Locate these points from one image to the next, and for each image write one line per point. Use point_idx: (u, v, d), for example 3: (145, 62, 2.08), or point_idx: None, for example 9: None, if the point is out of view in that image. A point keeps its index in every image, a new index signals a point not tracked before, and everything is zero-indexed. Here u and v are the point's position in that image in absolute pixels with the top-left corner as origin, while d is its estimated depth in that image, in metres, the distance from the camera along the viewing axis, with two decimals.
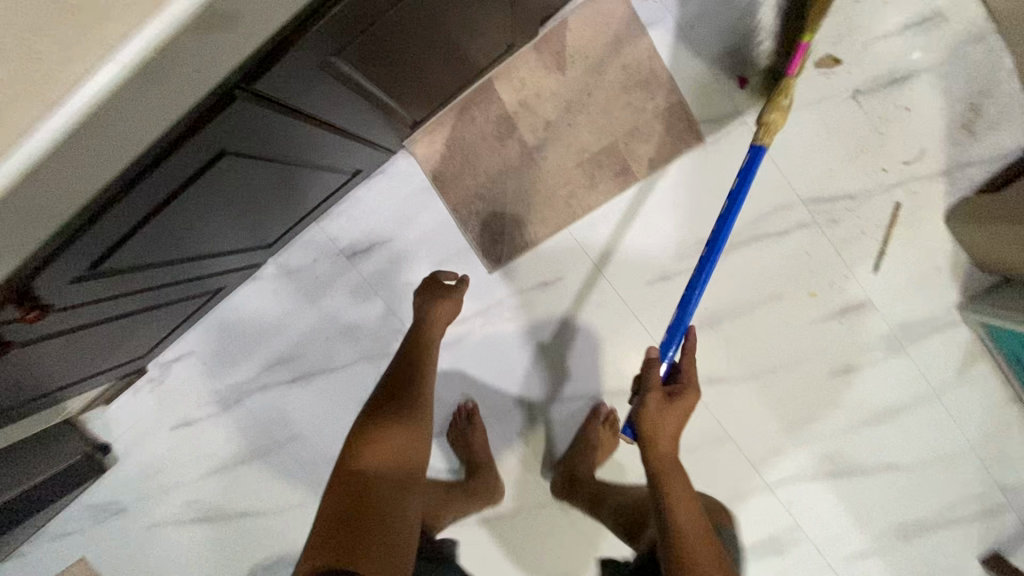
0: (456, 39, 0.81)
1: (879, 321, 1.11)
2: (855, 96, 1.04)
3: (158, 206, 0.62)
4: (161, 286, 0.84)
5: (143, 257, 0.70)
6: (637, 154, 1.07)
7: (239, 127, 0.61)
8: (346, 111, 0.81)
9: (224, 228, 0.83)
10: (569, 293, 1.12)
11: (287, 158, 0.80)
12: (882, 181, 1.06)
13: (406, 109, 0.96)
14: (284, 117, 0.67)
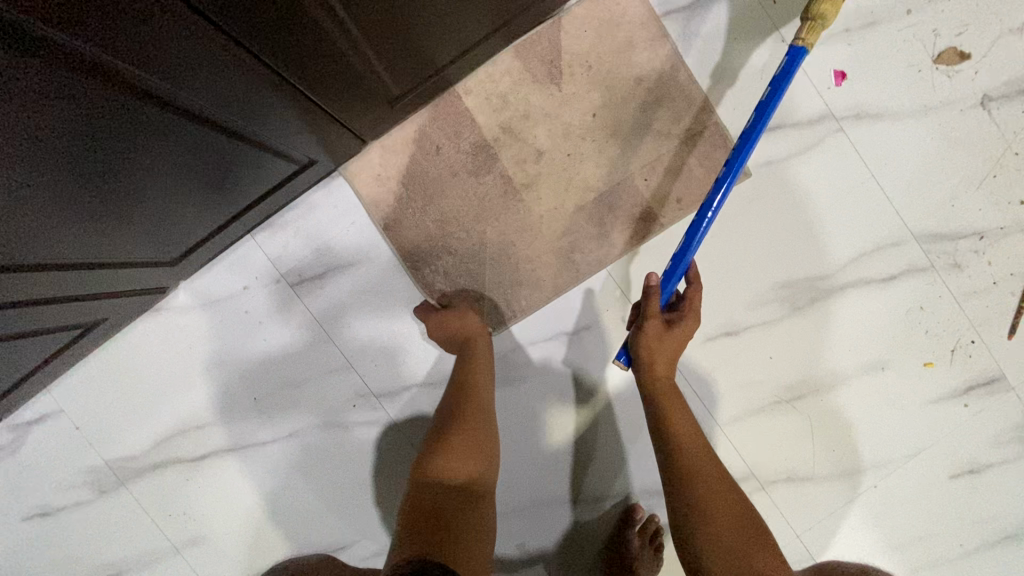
0: None
1: (1017, 405, 0.82)
2: (984, 104, 0.78)
3: (82, 172, 0.48)
4: (97, 296, 0.68)
5: (68, 250, 0.55)
6: (697, 162, 0.79)
7: (184, 70, 0.48)
8: (313, 68, 0.58)
9: (177, 223, 0.67)
10: (599, 348, 0.82)
11: (257, 142, 0.63)
12: (1020, 217, 0.80)
13: (388, 78, 0.68)
14: (249, 76, 0.53)
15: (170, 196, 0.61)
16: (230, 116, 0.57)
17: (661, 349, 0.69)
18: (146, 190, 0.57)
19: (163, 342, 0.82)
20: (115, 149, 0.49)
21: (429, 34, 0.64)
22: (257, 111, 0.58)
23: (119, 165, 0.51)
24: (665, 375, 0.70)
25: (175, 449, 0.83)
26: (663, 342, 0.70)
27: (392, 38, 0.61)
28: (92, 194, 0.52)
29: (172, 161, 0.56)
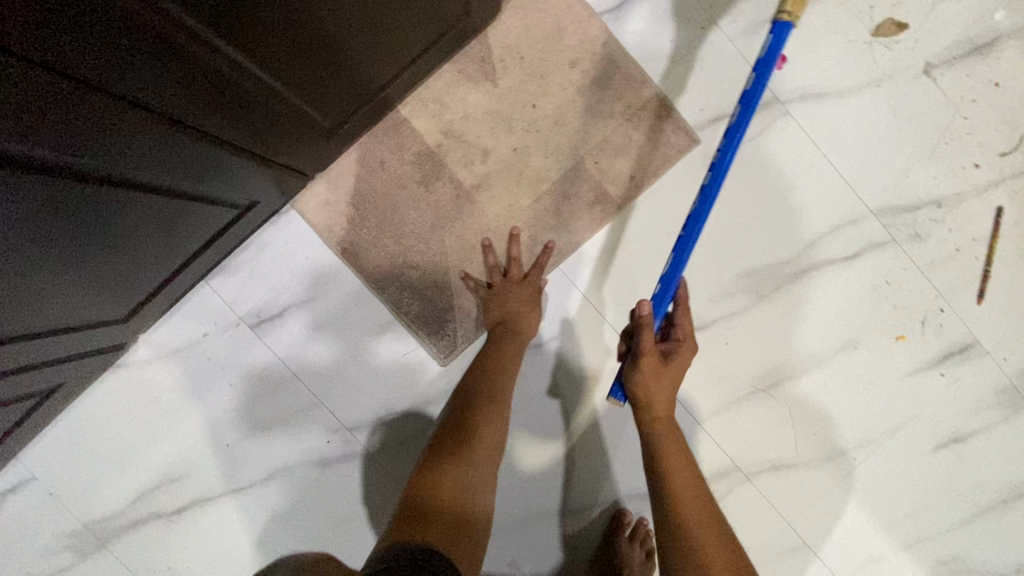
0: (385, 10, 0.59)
1: (993, 369, 0.82)
2: (927, 72, 0.78)
3: (45, 258, 0.49)
4: (62, 360, 0.68)
5: (34, 325, 0.56)
6: (647, 159, 0.78)
7: (136, 149, 0.49)
8: (253, 121, 0.59)
9: (137, 283, 0.68)
10: (570, 356, 0.81)
11: (209, 198, 0.64)
12: (974, 181, 0.80)
13: (324, 113, 0.68)
14: (198, 143, 0.55)
15: (129, 260, 0.62)
16: (182, 180, 0.58)
17: (659, 385, 0.66)
18: (105, 259, 0.58)
19: (130, 396, 0.81)
20: (74, 230, 0.50)
21: (357, 64, 0.63)
22: (199, 167, 0.58)
23: (77, 243, 0.52)
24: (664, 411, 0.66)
25: (153, 504, 0.82)
26: (661, 378, 0.66)
27: (318, 76, 0.61)
28: (54, 274, 0.52)
29: (125, 228, 0.56)
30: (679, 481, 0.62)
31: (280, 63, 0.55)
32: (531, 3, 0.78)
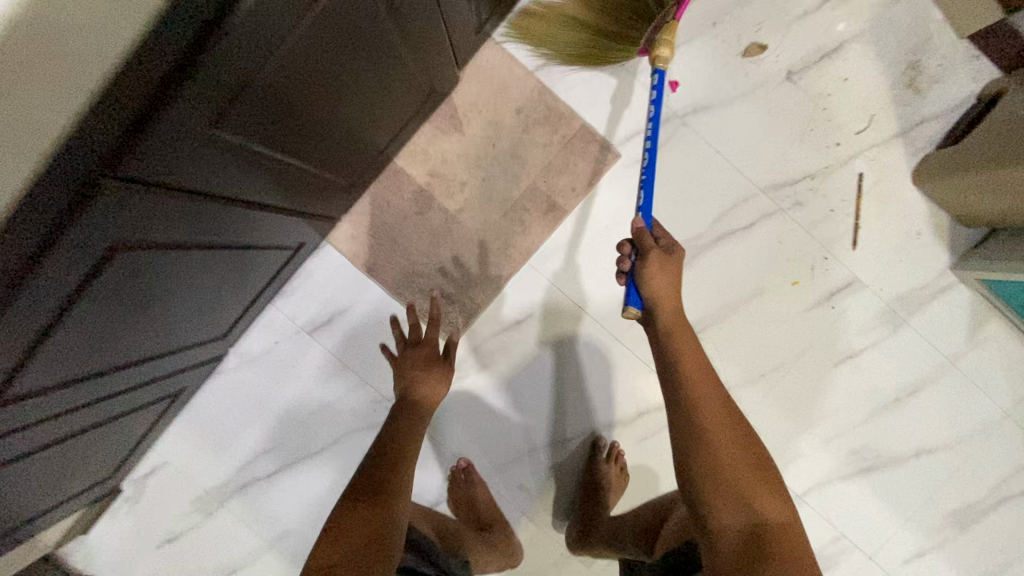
0: (381, 93, 0.80)
1: (872, 297, 1.06)
2: (790, 78, 1.02)
3: (182, 301, 0.74)
4: (178, 372, 0.95)
5: (167, 346, 0.82)
6: (582, 173, 1.05)
7: (238, 227, 0.73)
8: (301, 188, 0.83)
9: (225, 310, 0.94)
10: (546, 326, 1.07)
11: (269, 243, 0.89)
12: (838, 156, 1.03)
13: (344, 171, 0.93)
14: (271, 213, 0.79)
15: (222, 295, 0.87)
16: (259, 238, 0.83)
17: (675, 311, 0.73)
18: (210, 298, 0.83)
19: (226, 395, 1.10)
20: (199, 283, 0.75)
21: (364, 142, 0.90)
22: (268, 227, 0.82)
23: (198, 291, 0.77)
24: (682, 337, 0.71)
25: (253, 472, 1.11)
26: (674, 334, 0.71)
27: (337, 147, 0.81)
28: (185, 311, 0.78)
29: (224, 275, 0.81)
30: (724, 439, 0.64)
31: (314, 151, 0.75)
32: (482, 67, 1.04)
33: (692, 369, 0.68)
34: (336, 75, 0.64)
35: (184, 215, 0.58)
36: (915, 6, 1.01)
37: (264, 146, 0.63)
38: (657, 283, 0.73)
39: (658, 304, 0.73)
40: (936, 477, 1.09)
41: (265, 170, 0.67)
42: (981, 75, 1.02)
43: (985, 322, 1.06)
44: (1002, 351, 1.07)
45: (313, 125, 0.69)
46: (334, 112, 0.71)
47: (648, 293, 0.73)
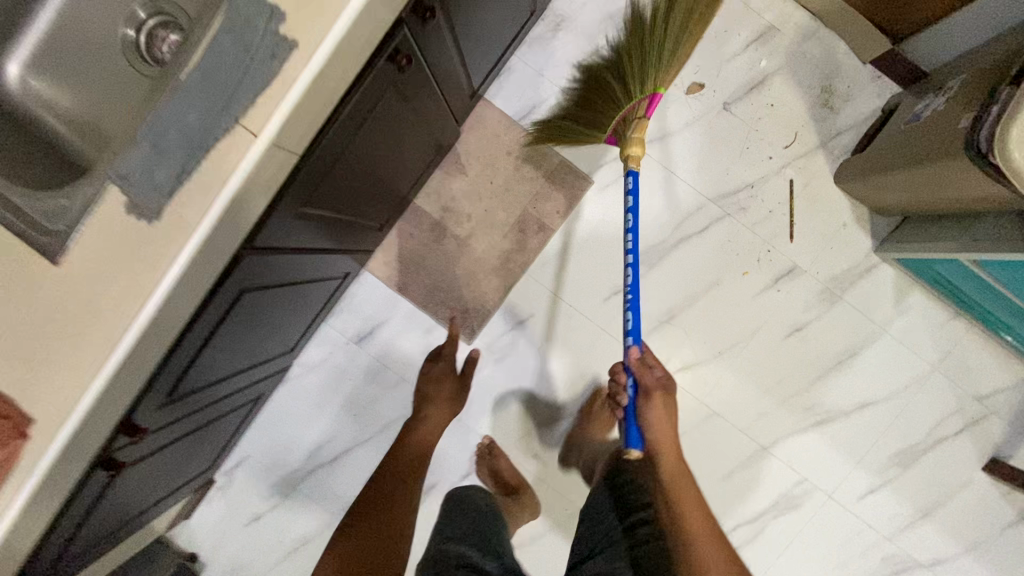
0: (402, 153, 1.02)
1: (811, 280, 1.29)
2: (726, 108, 1.26)
3: (263, 323, 0.99)
4: (257, 381, 1.20)
5: (251, 359, 1.06)
6: (563, 199, 1.30)
7: (304, 266, 0.96)
8: (347, 231, 1.06)
9: (292, 330, 1.18)
10: (545, 323, 1.33)
11: (325, 275, 1.13)
12: (772, 167, 1.27)
13: (377, 212, 1.17)
14: (326, 253, 1.02)
15: (290, 318, 1.12)
16: (317, 272, 1.06)
17: (668, 438, 0.90)
18: (282, 320, 1.08)
19: (292, 399, 1.36)
20: (275, 309, 0.99)
21: (395, 188, 1.16)
22: (324, 263, 1.06)
23: (274, 315, 1.01)
24: (671, 462, 0.89)
25: (318, 458, 1.37)
26: (675, 481, 0.89)
27: (371, 195, 1.04)
28: (265, 330, 1.03)
29: (292, 302, 1.05)
30: (702, 539, 0.83)
31: (354, 203, 0.98)
32: (478, 120, 1.29)
33: (683, 494, 0.87)
34: (371, 150, 0.87)
35: (276, 263, 0.80)
36: (826, 39, 1.24)
37: (327, 210, 0.86)
38: (655, 424, 0.91)
39: (663, 451, 0.89)
40: (880, 425, 1.31)
41: (325, 222, 0.89)
42: (884, 92, 1.24)
43: (908, 293, 1.29)
44: (924, 316, 1.29)
45: (355, 184, 0.91)
46: (369, 173, 0.93)
47: (650, 442, 0.90)
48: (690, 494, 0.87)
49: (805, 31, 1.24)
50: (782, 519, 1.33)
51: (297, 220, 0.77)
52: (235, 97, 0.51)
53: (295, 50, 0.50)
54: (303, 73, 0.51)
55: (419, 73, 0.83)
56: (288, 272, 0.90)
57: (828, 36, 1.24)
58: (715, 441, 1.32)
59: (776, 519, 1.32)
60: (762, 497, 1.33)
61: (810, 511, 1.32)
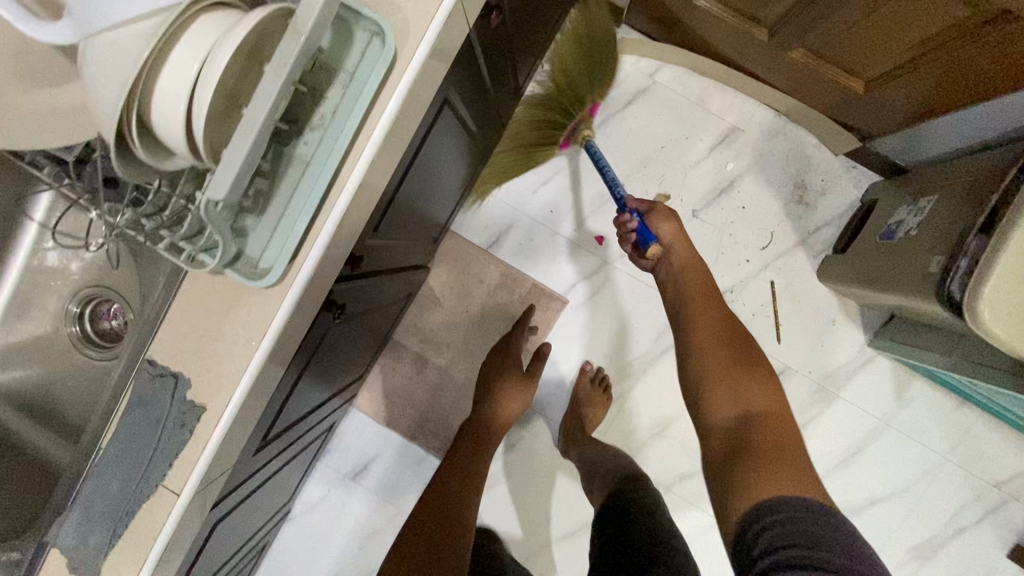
0: (363, 325, 1.03)
1: (804, 379, 1.25)
2: (695, 215, 1.22)
3: (251, 513, 1.00)
4: (257, 541, 1.21)
5: (246, 537, 1.07)
6: (542, 320, 1.28)
7: (281, 455, 0.97)
8: (321, 402, 1.07)
9: (286, 489, 1.19)
10: (536, 447, 1.30)
11: (309, 438, 1.14)
12: (750, 269, 1.23)
13: (353, 367, 1.17)
14: (302, 431, 1.03)
15: (281, 486, 1.13)
16: (298, 445, 1.07)
17: (682, 254, 0.90)
18: (272, 494, 1.09)
19: (295, 541, 1.36)
20: (260, 497, 1.00)
21: (368, 340, 1.16)
22: (303, 437, 1.07)
23: (261, 500, 1.02)
24: (682, 254, 0.90)
25: None
26: (698, 322, 0.86)
27: (339, 367, 1.04)
28: (255, 514, 1.04)
29: (278, 478, 1.06)
30: (714, 359, 0.82)
31: (321, 385, 0.99)
32: (446, 252, 1.29)
33: (703, 338, 0.84)
34: (326, 353, 0.86)
35: (241, 496, 0.81)
36: (792, 136, 1.20)
37: (287, 421, 0.86)
38: (666, 225, 0.90)
39: (672, 243, 0.90)
40: (894, 519, 1.27)
41: (290, 427, 0.90)
42: (861, 182, 1.20)
43: (907, 384, 1.25)
44: (927, 406, 1.25)
45: (316, 383, 0.92)
46: (329, 362, 0.94)
47: (662, 234, 0.90)
48: (703, 282, 0.88)
49: (769, 131, 1.20)
50: None
51: (256, 463, 0.78)
52: (151, 469, 0.51)
53: (202, 416, 0.50)
54: (212, 434, 0.50)
55: (363, 289, 0.83)
56: (262, 477, 0.91)
57: (794, 132, 1.20)
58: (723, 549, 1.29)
59: None
60: None
61: None
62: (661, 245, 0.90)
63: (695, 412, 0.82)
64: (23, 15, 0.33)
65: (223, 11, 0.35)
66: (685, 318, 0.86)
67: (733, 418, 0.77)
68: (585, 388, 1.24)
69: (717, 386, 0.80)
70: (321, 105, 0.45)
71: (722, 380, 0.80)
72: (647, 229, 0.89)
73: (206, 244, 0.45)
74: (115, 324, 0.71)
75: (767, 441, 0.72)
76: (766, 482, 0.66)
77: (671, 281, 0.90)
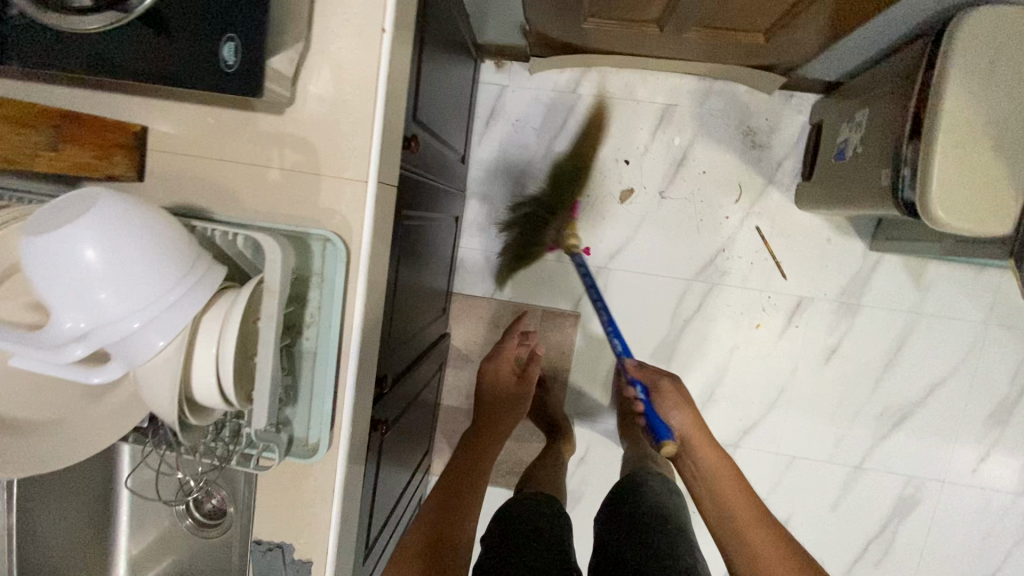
0: (415, 409, 1.13)
1: (823, 301, 1.29)
2: (663, 196, 1.28)
3: None
4: None
5: None
6: (563, 340, 1.35)
7: (386, 548, 1.09)
8: (404, 489, 1.17)
9: None
10: (603, 455, 1.37)
11: (404, 521, 1.24)
12: (734, 223, 1.28)
13: (420, 444, 1.28)
14: (396, 521, 1.14)
15: None
16: (398, 531, 1.18)
17: (700, 434, 1.02)
18: None
19: None
20: None
21: (425, 418, 1.27)
22: (399, 523, 1.18)
23: None
24: (715, 450, 1.01)
25: None
26: (694, 440, 1.02)
27: (408, 452, 1.14)
28: None
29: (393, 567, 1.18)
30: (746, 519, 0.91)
31: (399, 477, 1.09)
32: (459, 313, 1.38)
33: (699, 442, 1.02)
34: (392, 454, 0.97)
35: None
36: (722, 91, 1.25)
37: (383, 516, 0.97)
38: (677, 415, 1.05)
39: (689, 434, 1.03)
40: (959, 397, 1.30)
41: (385, 525, 1.01)
42: (803, 106, 1.24)
43: (922, 271, 1.27)
44: (951, 284, 1.27)
45: (392, 481, 1.02)
46: (398, 457, 1.04)
47: (675, 420, 1.04)
48: (726, 470, 0.98)
49: (699, 95, 1.26)
50: (907, 521, 1.35)
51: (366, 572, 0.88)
52: None
53: (313, 568, 0.61)
54: None
55: (399, 389, 0.93)
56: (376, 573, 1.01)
57: (722, 88, 1.25)
58: (807, 481, 1.35)
59: (902, 524, 1.35)
60: (877, 511, 1.35)
61: (931, 503, 1.34)
62: (676, 440, 1.03)
63: None
64: (74, 371, 0.41)
65: (220, 295, 0.46)
66: (689, 456, 1.02)
67: None
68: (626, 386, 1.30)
69: (727, 489, 0.96)
70: (308, 307, 0.56)
71: (758, 545, 0.88)
72: (660, 421, 1.06)
73: (265, 443, 0.55)
74: (215, 505, 0.80)
75: (778, 567, 0.84)
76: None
77: (690, 460, 1.02)
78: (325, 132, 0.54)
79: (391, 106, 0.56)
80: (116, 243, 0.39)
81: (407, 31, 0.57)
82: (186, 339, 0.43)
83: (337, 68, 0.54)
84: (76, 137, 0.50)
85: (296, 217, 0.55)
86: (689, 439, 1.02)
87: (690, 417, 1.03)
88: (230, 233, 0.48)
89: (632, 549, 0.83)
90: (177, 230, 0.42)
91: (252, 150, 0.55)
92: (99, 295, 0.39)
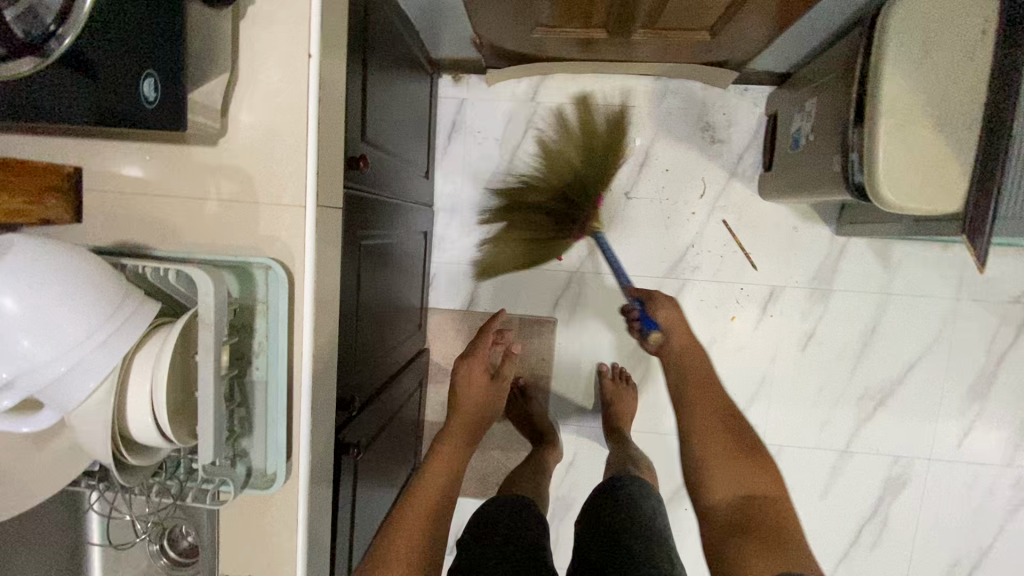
0: (394, 427, 1.12)
1: (795, 289, 1.30)
2: (629, 196, 1.29)
3: None
4: None
5: None
6: (542, 346, 1.35)
7: None
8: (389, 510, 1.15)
9: None
10: (591, 458, 1.37)
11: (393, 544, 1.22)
12: (701, 218, 1.29)
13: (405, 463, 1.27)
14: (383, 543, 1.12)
15: None
16: None
17: (682, 339, 0.97)
18: None
19: None
20: None
21: (407, 435, 1.26)
22: None
23: None
24: (687, 345, 0.96)
25: None
26: (681, 346, 0.96)
27: (390, 472, 1.13)
28: None
29: None
30: (708, 417, 0.87)
31: (382, 499, 1.08)
32: (436, 327, 1.38)
33: (678, 344, 0.96)
34: (370, 476, 0.96)
35: None
36: (678, 89, 1.27)
37: (366, 539, 0.96)
38: (664, 313, 0.99)
39: (670, 330, 0.98)
40: (937, 373, 1.31)
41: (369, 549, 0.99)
42: (759, 99, 1.26)
43: (890, 252, 1.28)
44: (918, 262, 1.28)
45: (374, 504, 1.00)
46: (378, 479, 1.03)
47: (658, 319, 0.99)
48: (705, 376, 0.92)
49: (657, 95, 1.27)
50: (898, 501, 1.35)
51: None
52: None
53: None
54: None
55: (373, 410, 0.93)
56: None
57: (678, 86, 1.27)
58: (795, 469, 1.35)
59: (893, 504, 1.35)
60: (867, 494, 1.35)
61: (919, 481, 1.34)
62: (660, 334, 0.98)
63: (696, 494, 0.82)
64: (3, 421, 0.41)
65: (155, 331, 0.46)
66: (665, 357, 0.97)
67: (733, 499, 0.78)
68: (608, 387, 1.30)
69: (697, 400, 0.89)
70: (255, 336, 0.56)
71: (717, 459, 0.82)
72: (647, 318, 1.00)
73: (219, 477, 0.54)
74: (188, 543, 0.78)
75: (740, 477, 0.80)
76: (732, 484, 0.79)
77: (669, 364, 0.96)
78: (260, 161, 0.54)
79: (325, 130, 0.56)
80: (37, 287, 0.39)
81: (338, 55, 0.57)
82: (118, 379, 0.42)
83: (267, 96, 0.54)
84: (5, 184, 0.49)
85: (237, 247, 0.55)
86: (669, 343, 0.97)
87: (673, 316, 0.99)
88: (162, 268, 0.47)
89: (607, 549, 0.84)
90: (102, 269, 0.42)
91: (188, 184, 0.55)
92: (23, 341, 0.39)
